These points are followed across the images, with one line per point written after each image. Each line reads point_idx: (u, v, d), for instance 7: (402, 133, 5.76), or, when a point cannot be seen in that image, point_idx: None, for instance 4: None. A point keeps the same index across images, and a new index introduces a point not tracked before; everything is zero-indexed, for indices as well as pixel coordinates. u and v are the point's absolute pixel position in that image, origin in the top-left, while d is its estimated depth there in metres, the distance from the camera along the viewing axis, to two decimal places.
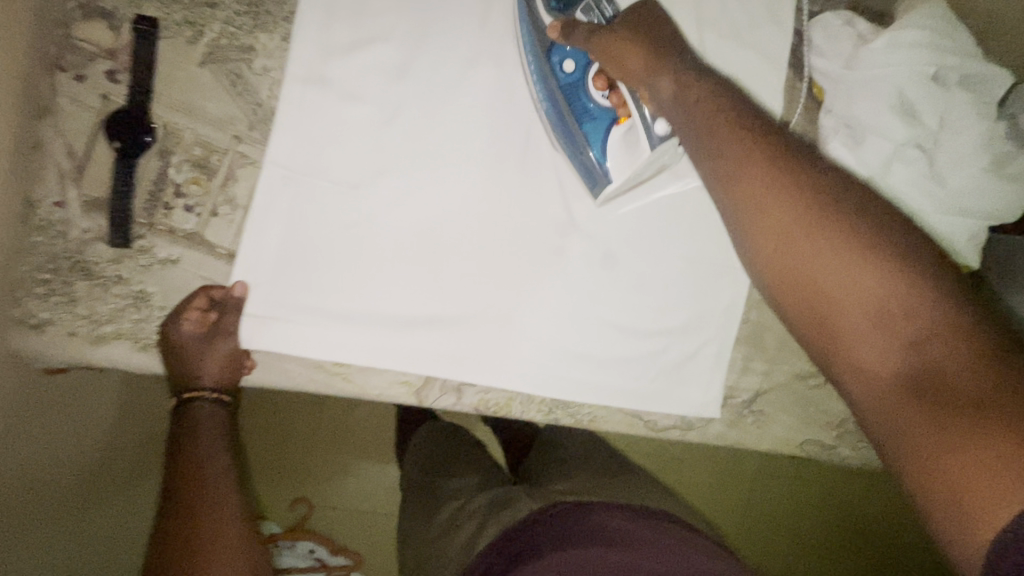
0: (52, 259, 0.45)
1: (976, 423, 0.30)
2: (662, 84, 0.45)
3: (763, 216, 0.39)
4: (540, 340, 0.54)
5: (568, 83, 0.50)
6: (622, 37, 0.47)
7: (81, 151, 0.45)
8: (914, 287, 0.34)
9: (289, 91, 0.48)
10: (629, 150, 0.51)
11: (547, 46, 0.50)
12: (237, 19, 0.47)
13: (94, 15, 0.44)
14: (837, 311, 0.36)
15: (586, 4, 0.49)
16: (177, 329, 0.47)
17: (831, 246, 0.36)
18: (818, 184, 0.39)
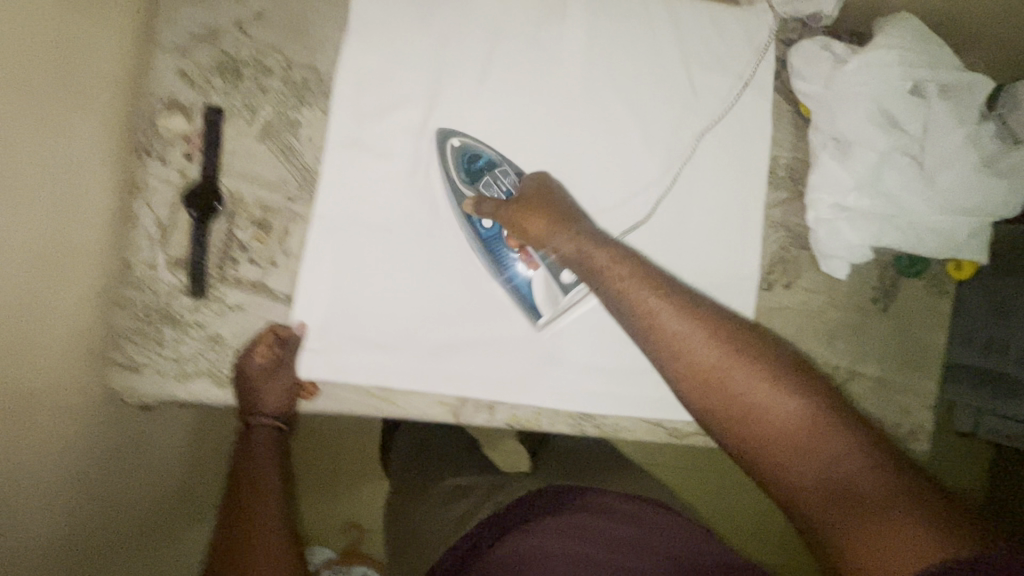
0: (147, 311, 0.54)
1: (886, 520, 0.39)
2: (565, 246, 0.54)
3: (687, 359, 0.48)
4: (560, 358, 0.60)
5: (490, 244, 0.58)
6: (523, 212, 0.55)
7: (166, 219, 0.54)
8: (808, 413, 0.44)
9: (330, 155, 0.56)
10: (550, 296, 0.59)
11: (466, 212, 0.58)
12: (284, 99, 0.56)
13: (173, 109, 0.54)
14: (760, 437, 0.44)
15: (488, 180, 0.58)
16: (247, 364, 0.55)
17: (753, 383, 0.45)
18: (717, 330, 0.49)
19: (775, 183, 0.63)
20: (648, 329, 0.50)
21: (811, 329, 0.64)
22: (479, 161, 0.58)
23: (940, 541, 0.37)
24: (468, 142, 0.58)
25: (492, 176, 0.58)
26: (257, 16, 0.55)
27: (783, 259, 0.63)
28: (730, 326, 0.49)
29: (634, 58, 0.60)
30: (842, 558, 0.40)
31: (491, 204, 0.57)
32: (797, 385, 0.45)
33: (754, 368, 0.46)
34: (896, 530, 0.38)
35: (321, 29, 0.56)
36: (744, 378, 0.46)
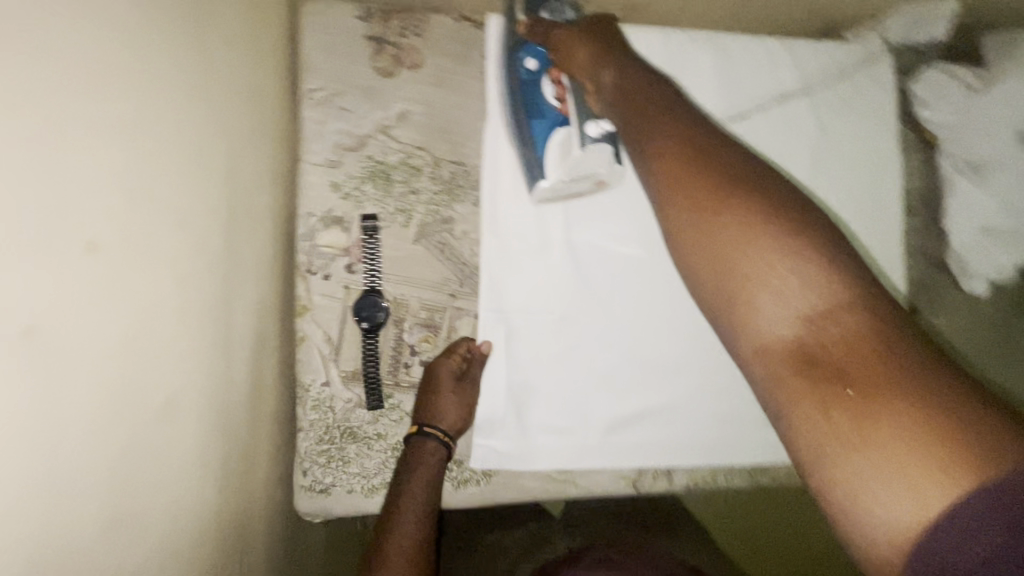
0: (326, 430, 0.53)
1: (910, 412, 0.24)
2: (601, 75, 0.46)
3: (676, 186, 0.34)
4: (728, 416, 0.60)
5: (528, 77, 0.53)
6: (577, 36, 0.48)
7: (336, 335, 0.53)
8: (816, 265, 0.29)
9: (486, 247, 0.55)
10: (563, 149, 0.53)
11: (515, 41, 0.53)
12: (435, 197, 0.55)
13: (329, 223, 0.53)
14: (744, 283, 0.30)
15: (552, 6, 0.52)
16: (443, 362, 0.53)
17: (747, 228, 0.31)
18: (709, 155, 0.35)
19: (907, 212, 0.64)
20: (670, 177, 0.35)
21: (959, 350, 0.65)
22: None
23: (931, 458, 0.23)
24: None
25: (552, 6, 0.52)
26: (400, 118, 0.54)
27: (925, 285, 0.64)
28: (750, 170, 0.34)
29: (762, 107, 0.61)
30: (805, 451, 0.27)
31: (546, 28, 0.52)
32: (821, 250, 0.30)
33: (754, 212, 0.31)
34: (882, 417, 0.25)
35: (462, 121, 0.55)
36: (739, 216, 0.31)
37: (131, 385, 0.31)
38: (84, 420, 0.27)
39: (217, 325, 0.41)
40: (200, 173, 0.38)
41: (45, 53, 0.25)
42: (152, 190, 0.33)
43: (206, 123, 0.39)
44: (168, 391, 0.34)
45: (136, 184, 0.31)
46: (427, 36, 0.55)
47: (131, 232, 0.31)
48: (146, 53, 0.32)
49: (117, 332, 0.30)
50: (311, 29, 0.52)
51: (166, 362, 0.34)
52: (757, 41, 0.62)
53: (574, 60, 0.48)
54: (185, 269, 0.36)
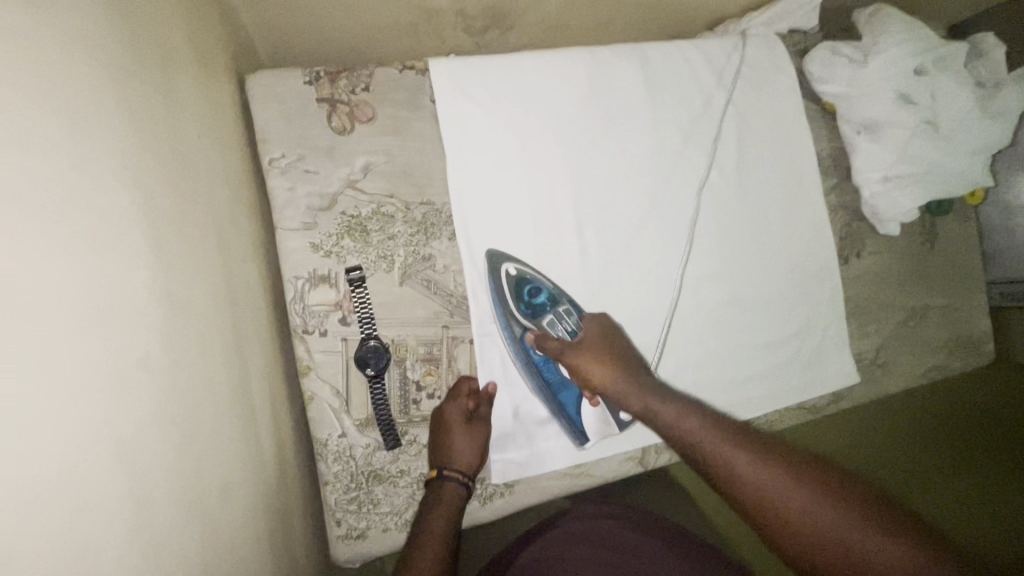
0: (352, 478, 0.55)
1: None
2: (633, 401, 0.53)
3: (729, 465, 0.44)
4: (707, 383, 0.67)
5: (542, 363, 0.60)
6: (594, 360, 0.56)
7: (343, 386, 0.55)
8: (850, 509, 0.40)
9: (468, 274, 0.59)
10: (601, 420, 0.62)
11: (526, 344, 0.59)
12: (412, 239, 0.58)
13: (317, 282, 0.55)
14: (812, 538, 0.40)
15: (551, 319, 0.59)
16: (452, 406, 0.57)
17: (796, 494, 0.41)
18: (749, 433, 0.46)
19: (824, 172, 0.73)
20: (713, 456, 0.45)
21: (885, 283, 0.75)
22: (540, 294, 0.60)
23: None
24: (524, 271, 0.60)
25: (553, 316, 0.60)
26: (365, 170, 0.57)
27: (848, 234, 0.74)
28: (775, 438, 0.46)
29: (688, 104, 0.68)
30: None
31: (555, 341, 0.58)
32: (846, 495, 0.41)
33: (785, 466, 0.43)
34: None
35: (424, 162, 0.59)
36: (773, 481, 0.42)
37: (188, 482, 0.33)
38: (158, 523, 0.29)
39: (243, 405, 0.43)
40: (204, 265, 0.40)
41: (81, 201, 0.27)
42: (173, 294, 0.34)
43: (199, 215, 0.40)
44: (217, 480, 0.36)
45: (161, 293, 0.33)
46: (376, 89, 0.57)
47: (165, 339, 0.32)
48: (145, 164, 0.34)
49: (169, 435, 0.31)
50: (264, 100, 0.54)
51: (212, 454, 0.36)
52: (673, 48, 0.68)
53: (597, 384, 0.56)
54: (207, 360, 0.37)
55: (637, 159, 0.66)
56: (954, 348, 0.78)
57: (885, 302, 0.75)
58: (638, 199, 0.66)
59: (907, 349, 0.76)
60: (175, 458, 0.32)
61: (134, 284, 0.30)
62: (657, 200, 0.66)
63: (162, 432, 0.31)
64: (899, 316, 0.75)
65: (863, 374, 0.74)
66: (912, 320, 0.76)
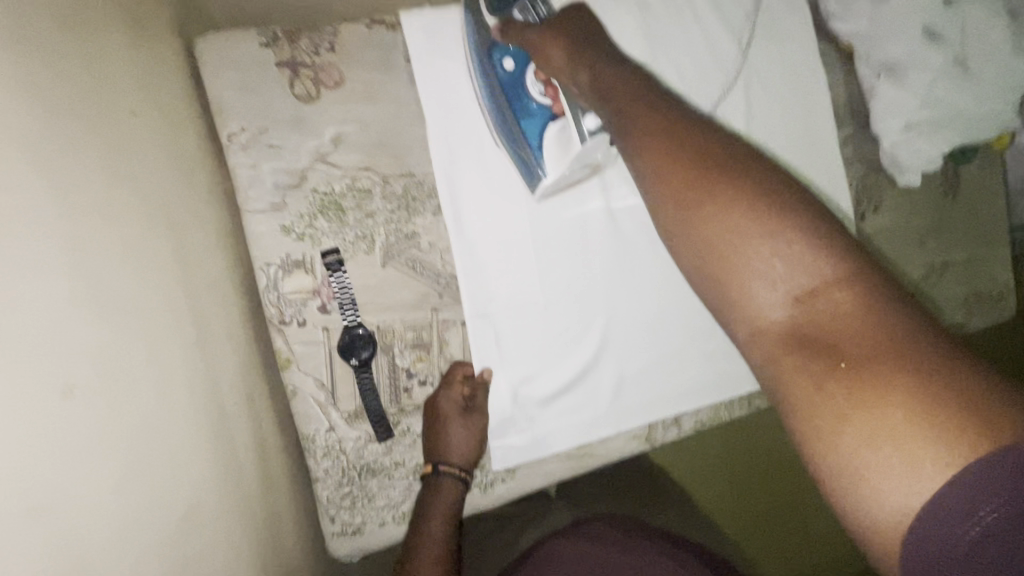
0: (344, 473, 0.53)
1: (918, 398, 0.26)
2: (581, 79, 0.45)
3: (685, 198, 0.35)
4: (717, 353, 0.63)
5: (503, 77, 0.52)
6: (549, 31, 0.47)
7: (328, 379, 0.52)
8: (827, 265, 0.31)
9: (455, 251, 0.54)
10: (569, 173, 0.53)
11: (488, 43, 0.51)
12: (393, 215, 0.53)
13: (291, 268, 0.50)
14: (755, 294, 0.32)
15: (521, 4, 0.49)
16: (445, 397, 0.54)
17: (756, 232, 0.32)
18: (744, 174, 0.34)
19: (840, 122, 0.67)
20: (674, 193, 0.35)
21: (903, 240, 0.70)
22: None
23: (934, 411, 0.26)
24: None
25: (523, 0, 0.50)
26: (336, 141, 0.51)
27: (865, 189, 0.69)
28: (761, 172, 0.35)
29: (692, 51, 0.62)
30: (816, 443, 0.29)
31: (516, 28, 0.50)
32: (833, 245, 0.32)
33: (758, 209, 0.33)
34: (888, 399, 0.27)
35: (401, 130, 0.53)
36: (735, 211, 0.33)
37: (144, 505, 0.30)
38: (106, 557, 0.26)
39: (212, 408, 0.39)
40: (146, 261, 0.35)
41: None
42: (108, 301, 0.30)
43: (136, 206, 0.36)
44: (186, 498, 0.33)
45: (89, 300, 0.29)
46: (342, 48, 0.51)
47: (101, 353, 0.29)
48: (53, 155, 0.29)
49: (113, 459, 0.28)
50: (216, 65, 0.48)
51: (175, 468, 0.33)
52: None
53: (549, 64, 0.47)
54: (159, 365, 0.34)
55: None
56: (976, 304, 0.74)
57: (903, 261, 0.70)
58: None
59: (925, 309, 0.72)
60: (126, 482, 0.28)
61: (49, 299, 0.26)
62: None
63: (100, 459, 0.27)
64: (919, 274, 0.71)
65: None
66: (931, 278, 0.72)
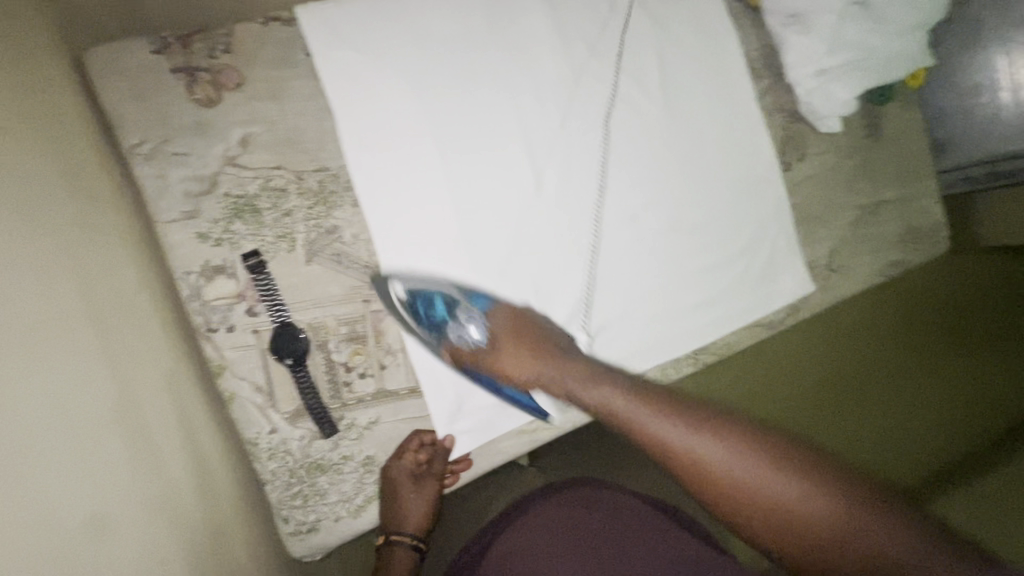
0: (292, 472, 0.52)
1: (859, 504, 0.35)
2: (548, 377, 0.52)
3: (693, 467, 0.39)
4: (655, 314, 0.65)
5: (485, 381, 0.56)
6: (496, 341, 0.54)
7: (264, 381, 0.52)
8: (734, 426, 0.40)
9: (378, 242, 0.54)
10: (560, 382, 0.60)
11: (450, 364, 0.56)
12: (312, 212, 0.53)
13: (212, 275, 0.50)
14: (725, 475, 0.38)
15: (457, 331, 0.55)
16: (398, 467, 0.55)
17: (686, 424, 0.40)
18: (641, 386, 0.46)
19: (756, 75, 0.68)
20: (675, 460, 0.40)
21: (832, 184, 0.71)
22: (436, 305, 0.54)
23: (863, 508, 0.35)
24: (388, 232, 0.55)
25: (456, 319, 0.55)
26: (243, 143, 0.51)
27: (789, 137, 0.69)
28: (689, 401, 0.43)
29: (599, 21, 0.62)
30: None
31: (467, 352, 0.55)
32: (719, 406, 0.42)
33: (679, 411, 0.41)
34: (840, 512, 0.35)
35: (310, 125, 0.53)
36: (697, 433, 0.39)
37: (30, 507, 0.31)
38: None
39: (117, 421, 0.40)
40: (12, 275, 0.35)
41: None
42: None
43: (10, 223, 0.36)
44: (65, 507, 0.33)
45: None
46: (238, 49, 0.51)
47: None
48: None
49: None
50: (109, 78, 0.47)
51: (54, 470, 0.33)
52: None
53: (518, 375, 0.53)
54: (41, 374, 0.35)
55: (547, 88, 0.60)
56: (911, 240, 0.75)
57: (833, 205, 0.72)
58: (559, 135, 0.61)
59: (861, 251, 0.73)
60: None
61: None
62: (577, 129, 0.62)
63: None
64: (852, 216, 0.72)
65: (820, 282, 0.71)
66: (865, 218, 0.73)
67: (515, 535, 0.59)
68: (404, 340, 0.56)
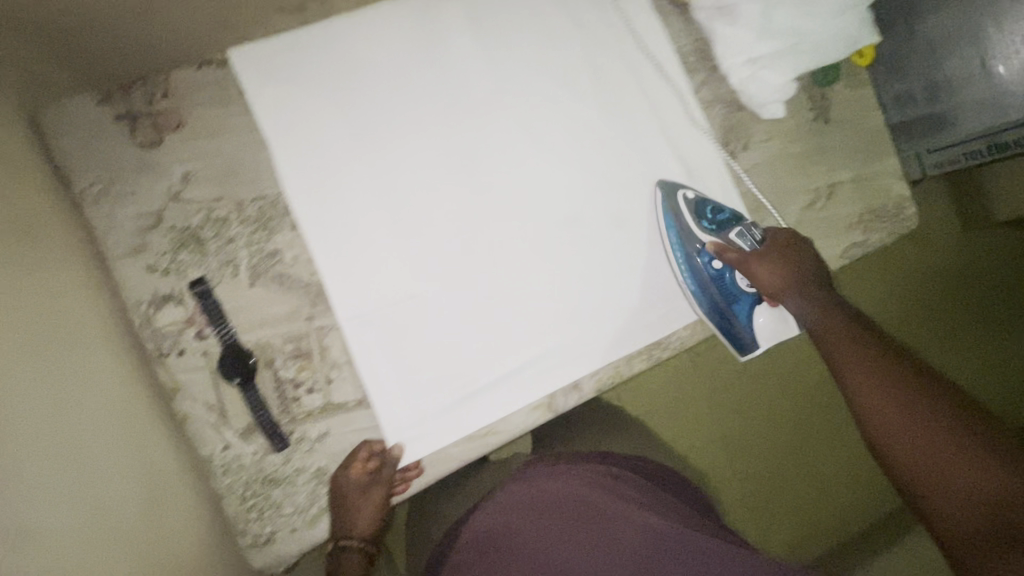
0: (247, 486, 0.55)
1: (973, 445, 0.42)
2: (808, 307, 0.61)
3: (842, 364, 0.54)
4: (604, 312, 0.65)
5: (718, 274, 0.64)
6: (772, 248, 0.64)
7: (215, 400, 0.55)
8: (904, 379, 0.49)
9: (319, 260, 0.57)
10: (515, 381, 0.62)
11: (710, 252, 0.64)
12: (253, 238, 0.56)
13: (162, 303, 0.54)
14: (866, 390, 0.50)
15: (740, 230, 0.65)
16: (345, 478, 0.56)
17: (862, 360, 0.52)
18: (855, 333, 0.55)
19: (690, 68, 0.68)
20: (830, 355, 0.56)
21: (782, 170, 0.71)
22: (719, 213, 0.66)
23: (983, 462, 0.41)
24: (336, 252, 0.58)
25: (742, 227, 0.65)
26: (186, 178, 0.55)
27: (730, 127, 0.69)
28: (895, 353, 0.52)
29: (524, 33, 0.64)
30: (929, 496, 0.43)
31: (733, 251, 0.63)
32: (908, 365, 0.50)
33: (872, 354, 0.52)
34: (956, 447, 0.43)
35: (247, 157, 0.56)
36: (867, 368, 0.51)
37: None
38: None
39: (65, 440, 0.43)
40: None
41: None
42: None
43: None
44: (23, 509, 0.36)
45: None
46: (177, 93, 0.55)
47: None
48: None
49: None
50: (59, 130, 0.52)
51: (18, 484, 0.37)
52: None
53: (764, 283, 0.63)
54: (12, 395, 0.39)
55: (479, 101, 0.63)
56: (874, 221, 0.73)
57: (785, 191, 0.71)
58: (497, 145, 0.63)
59: (820, 235, 0.72)
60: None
61: None
62: (511, 138, 0.64)
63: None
64: (806, 200, 0.71)
65: None
66: (820, 202, 0.72)
67: (487, 530, 0.54)
68: (348, 353, 0.58)
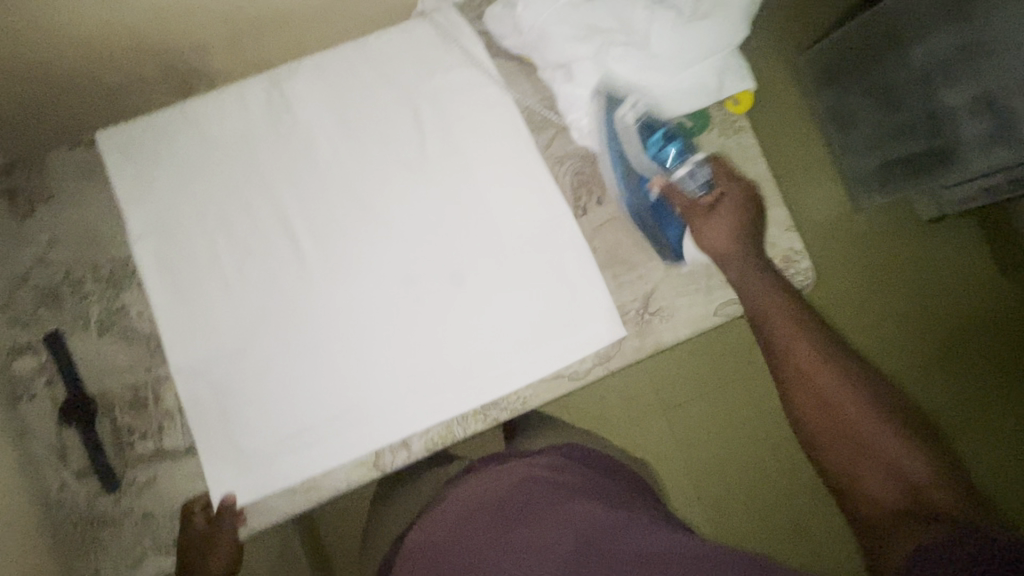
0: (77, 524, 0.60)
1: (906, 448, 0.54)
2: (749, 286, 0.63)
3: (808, 377, 0.58)
4: (439, 370, 0.64)
5: (653, 201, 0.66)
6: (724, 199, 0.65)
7: (58, 442, 0.61)
8: (862, 399, 0.57)
9: (157, 316, 0.62)
10: (339, 437, 0.63)
11: (652, 183, 0.66)
12: (104, 295, 0.63)
13: (21, 353, 0.61)
14: (838, 412, 0.57)
15: (691, 169, 0.66)
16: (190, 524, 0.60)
17: (832, 379, 0.58)
18: (821, 345, 0.59)
19: (539, 126, 0.69)
20: (795, 368, 0.59)
21: None
22: (668, 142, 0.66)
23: (906, 455, 0.54)
24: (172, 309, 0.62)
25: (693, 163, 0.66)
26: (51, 244, 0.63)
27: (582, 182, 0.68)
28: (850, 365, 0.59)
29: (366, 98, 0.67)
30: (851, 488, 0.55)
31: (678, 189, 0.66)
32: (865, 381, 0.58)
33: (835, 372, 0.58)
34: (897, 455, 0.54)
35: (106, 225, 0.64)
36: (835, 386, 0.58)
37: None
38: None
39: None
40: None
41: None
42: None
43: None
44: None
45: None
46: (52, 171, 0.64)
47: None
48: None
49: None
50: None
51: None
52: (351, 49, 0.67)
53: (709, 239, 0.64)
54: None
55: (320, 166, 0.66)
56: None
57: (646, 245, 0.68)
58: (337, 206, 0.66)
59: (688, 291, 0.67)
60: None
61: None
62: (350, 201, 0.66)
63: None
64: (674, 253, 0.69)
65: (635, 328, 0.67)
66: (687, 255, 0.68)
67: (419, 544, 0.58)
68: (181, 402, 0.62)
